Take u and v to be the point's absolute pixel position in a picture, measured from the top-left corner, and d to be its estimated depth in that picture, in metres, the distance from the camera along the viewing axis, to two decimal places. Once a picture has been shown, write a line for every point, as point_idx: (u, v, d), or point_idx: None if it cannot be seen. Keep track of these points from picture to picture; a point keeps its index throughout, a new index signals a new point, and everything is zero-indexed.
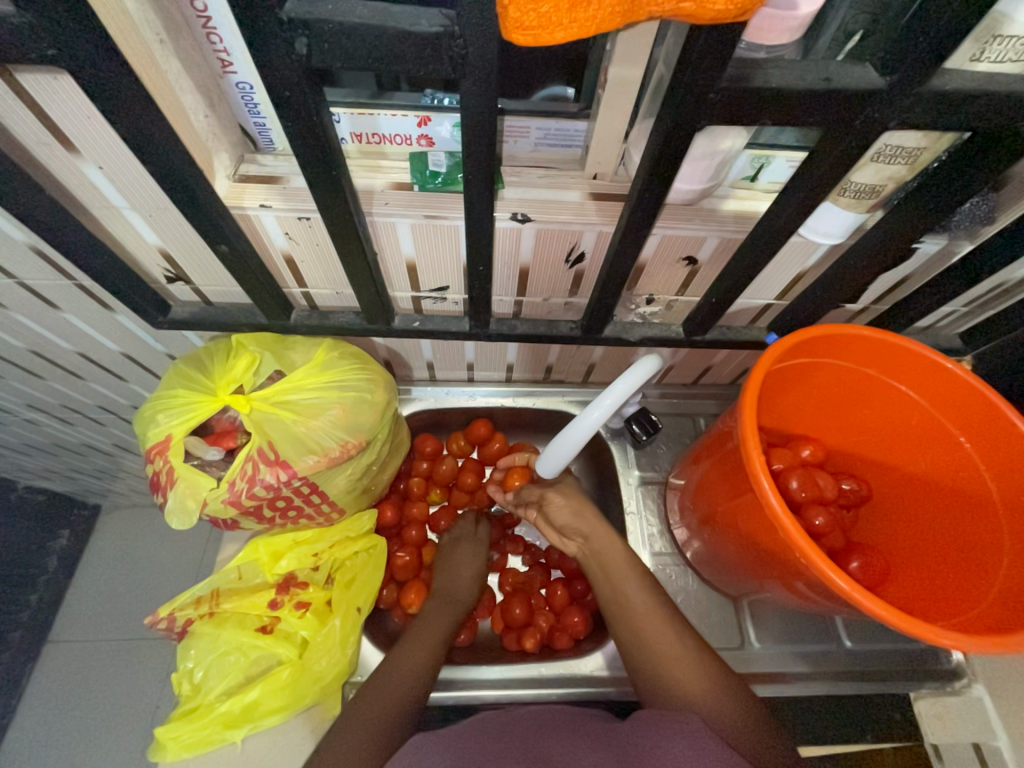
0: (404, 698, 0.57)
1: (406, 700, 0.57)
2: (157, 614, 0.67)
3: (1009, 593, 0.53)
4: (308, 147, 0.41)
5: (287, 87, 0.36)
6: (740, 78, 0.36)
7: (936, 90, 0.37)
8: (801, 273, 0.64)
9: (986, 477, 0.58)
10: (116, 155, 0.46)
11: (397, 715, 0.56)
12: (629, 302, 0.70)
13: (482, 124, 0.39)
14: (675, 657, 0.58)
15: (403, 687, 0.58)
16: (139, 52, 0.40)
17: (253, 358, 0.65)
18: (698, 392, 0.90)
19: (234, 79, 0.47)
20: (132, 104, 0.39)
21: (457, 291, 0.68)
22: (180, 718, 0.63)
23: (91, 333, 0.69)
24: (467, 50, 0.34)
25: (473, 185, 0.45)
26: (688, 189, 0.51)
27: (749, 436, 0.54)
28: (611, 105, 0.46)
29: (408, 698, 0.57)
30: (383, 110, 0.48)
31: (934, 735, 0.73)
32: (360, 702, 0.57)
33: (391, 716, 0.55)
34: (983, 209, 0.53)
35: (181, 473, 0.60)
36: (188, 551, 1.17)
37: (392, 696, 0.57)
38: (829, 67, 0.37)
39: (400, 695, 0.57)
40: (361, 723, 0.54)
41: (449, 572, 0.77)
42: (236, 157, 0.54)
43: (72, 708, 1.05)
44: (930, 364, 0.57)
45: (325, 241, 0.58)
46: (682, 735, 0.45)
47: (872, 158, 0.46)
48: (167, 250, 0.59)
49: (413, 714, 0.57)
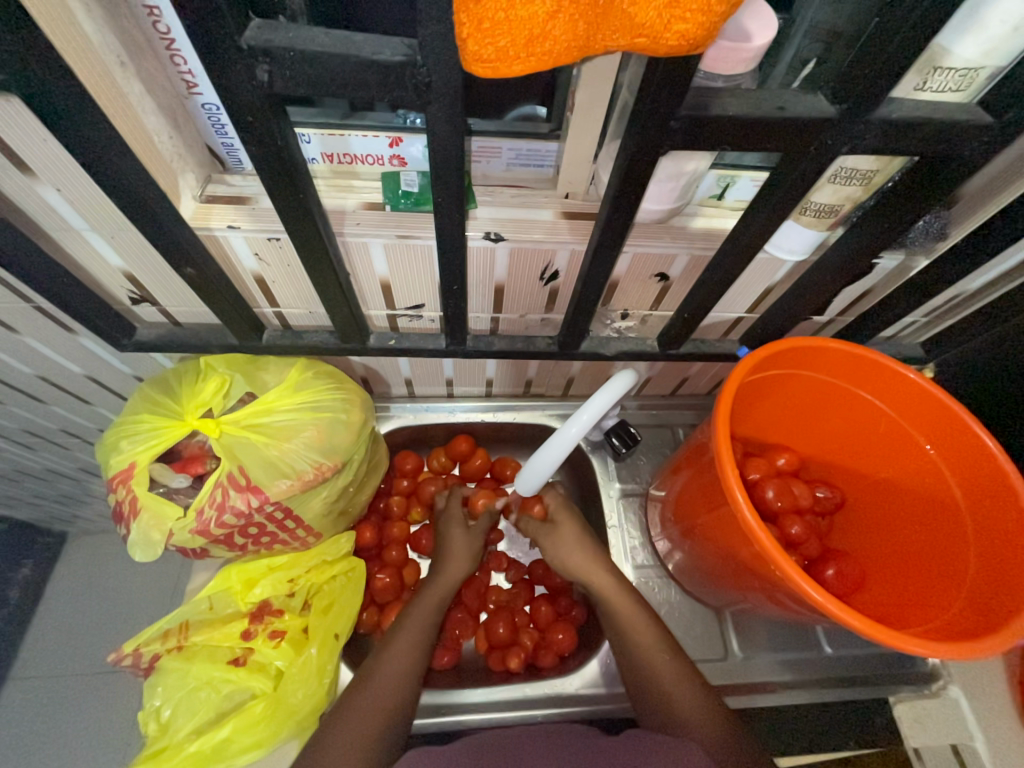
0: (386, 716, 0.56)
1: (389, 718, 0.56)
2: (122, 650, 0.64)
3: (976, 598, 0.55)
4: (274, 170, 0.41)
5: (250, 112, 0.36)
6: (699, 106, 0.37)
7: (884, 118, 0.39)
8: (770, 287, 0.65)
9: (951, 482, 0.59)
10: (75, 178, 0.45)
11: (380, 736, 0.54)
12: (604, 317, 0.70)
13: (449, 148, 0.39)
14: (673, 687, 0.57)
15: (384, 703, 0.57)
16: (97, 75, 0.39)
17: (224, 380, 0.64)
18: (676, 403, 0.91)
19: (199, 100, 0.46)
20: (89, 129, 0.38)
21: (433, 309, 0.67)
22: (146, 760, 0.60)
23: (53, 356, 0.67)
24: (431, 77, 0.34)
25: (443, 206, 0.45)
26: (657, 209, 0.52)
27: (723, 450, 0.54)
28: (579, 128, 0.47)
29: (391, 716, 0.56)
30: (353, 131, 0.48)
31: (914, 739, 0.73)
32: (337, 723, 0.55)
33: (370, 738, 0.54)
34: (936, 226, 0.56)
35: (147, 502, 0.58)
36: (159, 578, 1.12)
37: (373, 715, 0.55)
38: (784, 95, 0.39)
39: (383, 713, 0.56)
40: (341, 749, 0.53)
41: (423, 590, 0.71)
42: (203, 176, 0.53)
43: (32, 750, 0.99)
44: (894, 374, 0.59)
45: (297, 261, 0.57)
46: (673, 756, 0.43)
47: (830, 179, 0.48)
48: (132, 272, 0.57)
49: (397, 732, 0.56)
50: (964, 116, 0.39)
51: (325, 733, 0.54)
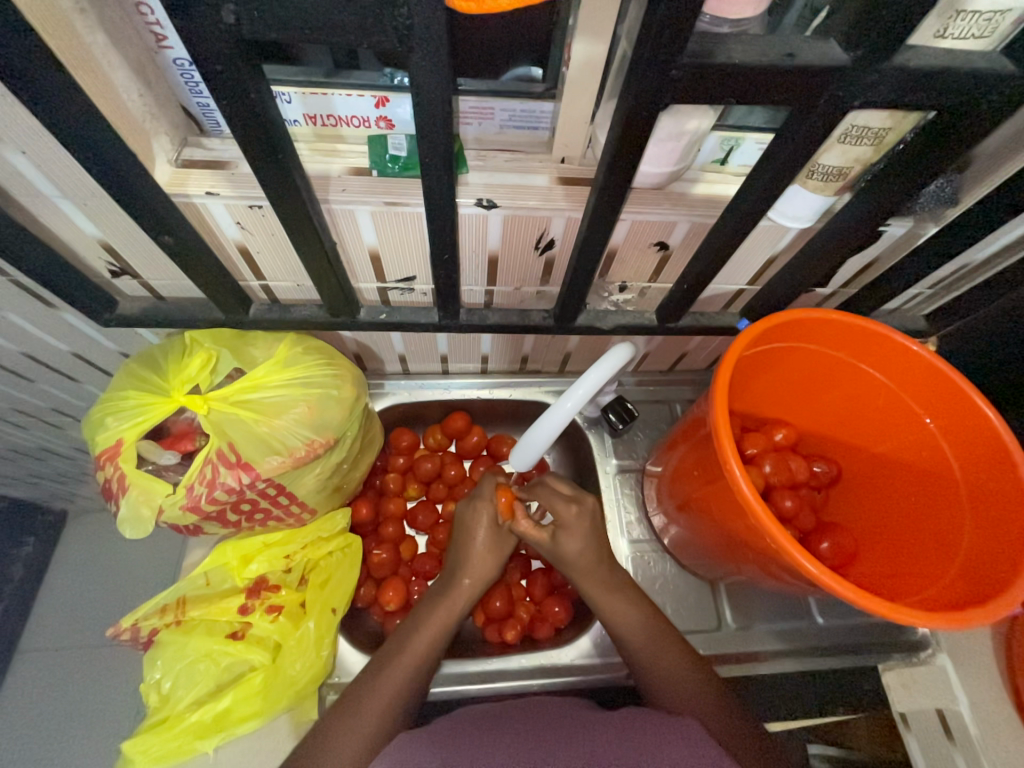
0: (401, 696, 0.58)
1: (402, 698, 0.58)
2: (120, 625, 0.64)
3: (969, 569, 0.55)
4: (248, 127, 0.38)
5: (218, 60, 0.33)
6: (703, 53, 0.35)
7: (899, 67, 0.36)
8: (772, 257, 0.63)
9: (948, 455, 0.59)
10: (40, 138, 0.42)
11: (394, 712, 0.57)
12: (601, 290, 0.69)
13: (435, 101, 0.36)
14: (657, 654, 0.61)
15: (397, 683, 0.58)
16: (54, 23, 0.36)
17: (210, 355, 0.63)
18: (673, 379, 0.90)
19: (170, 55, 0.43)
20: (47, 82, 0.35)
21: (425, 282, 0.65)
22: (148, 730, 0.61)
23: (35, 333, 0.65)
24: (412, 19, 0.31)
25: (430, 168, 0.42)
26: (655, 173, 0.50)
27: (721, 425, 0.54)
28: (576, 85, 0.44)
29: (403, 697, 0.58)
30: (337, 90, 0.45)
31: (901, 703, 0.75)
32: (353, 702, 0.57)
33: (386, 714, 0.56)
34: (948, 189, 0.54)
35: (135, 478, 0.57)
36: (160, 556, 1.13)
37: (386, 694, 0.57)
38: (794, 42, 0.36)
39: (397, 693, 0.58)
40: (358, 724, 0.55)
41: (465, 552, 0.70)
42: (178, 140, 0.50)
43: (44, 719, 1.02)
44: (896, 347, 0.58)
45: (281, 230, 0.55)
46: (680, 741, 0.46)
47: (839, 139, 0.46)
48: (108, 243, 0.55)
49: (412, 704, 0.59)
50: (984, 64, 0.37)
51: (342, 709, 0.56)
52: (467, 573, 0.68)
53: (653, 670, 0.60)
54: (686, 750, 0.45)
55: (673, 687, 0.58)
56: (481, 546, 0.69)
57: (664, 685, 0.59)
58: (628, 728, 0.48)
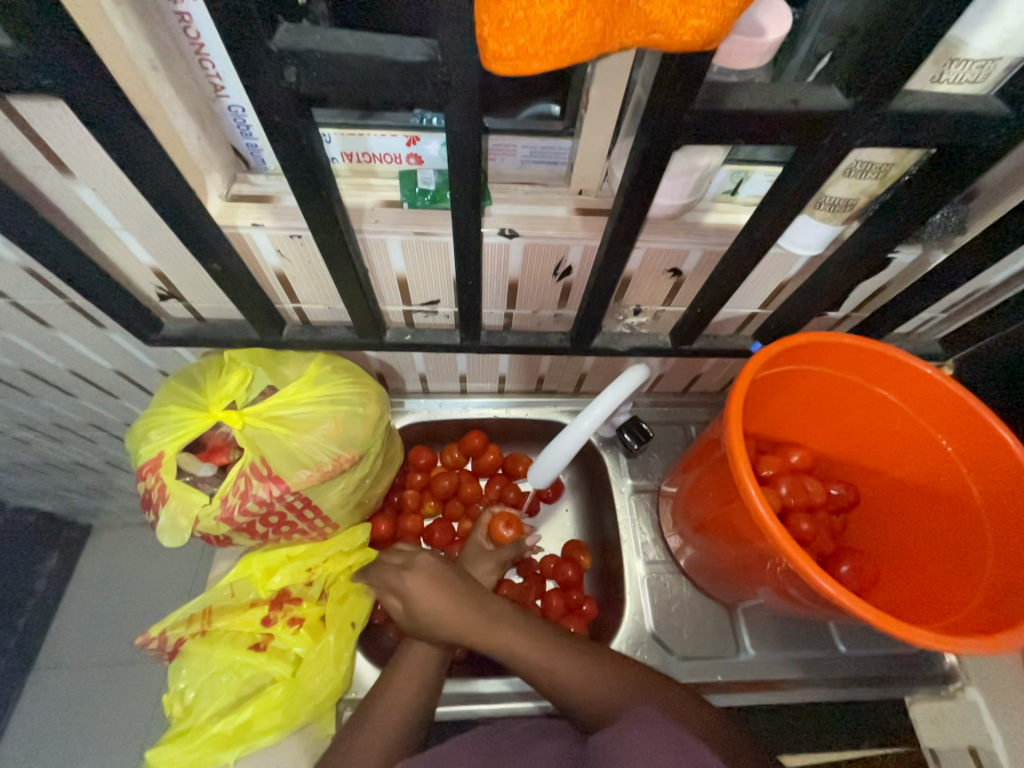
0: (409, 713, 0.59)
1: (408, 716, 0.58)
2: (149, 634, 0.66)
3: (994, 595, 0.54)
4: (298, 169, 0.42)
5: (277, 111, 0.37)
6: (712, 101, 0.38)
7: (897, 110, 0.39)
8: (784, 283, 0.65)
9: (967, 479, 0.59)
10: (110, 176, 0.47)
11: (401, 732, 0.57)
12: (617, 313, 0.71)
13: (466, 144, 0.40)
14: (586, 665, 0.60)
15: (403, 703, 0.59)
16: (134, 81, 0.41)
17: (246, 374, 0.66)
18: (688, 400, 0.91)
19: (226, 103, 0.48)
20: (123, 130, 0.40)
21: (448, 305, 0.69)
22: (172, 740, 0.62)
23: (84, 351, 0.70)
24: (450, 76, 0.35)
25: (460, 202, 0.46)
26: (670, 204, 0.53)
27: (735, 445, 0.55)
28: (594, 126, 0.48)
29: (409, 718, 0.58)
30: (374, 131, 0.49)
31: (932, 740, 0.73)
32: (362, 724, 0.58)
33: (395, 732, 0.57)
34: (954, 219, 0.56)
35: (175, 489, 0.60)
36: (181, 569, 1.15)
37: (393, 715, 0.58)
38: (797, 89, 0.39)
39: (405, 712, 0.59)
40: (368, 744, 0.56)
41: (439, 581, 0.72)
42: (228, 176, 0.55)
43: (61, 731, 1.03)
44: (909, 370, 0.59)
45: (317, 257, 0.59)
46: None
47: (844, 173, 0.48)
48: (160, 269, 0.60)
49: (420, 722, 0.59)
50: (980, 107, 0.39)
51: (354, 730, 0.58)
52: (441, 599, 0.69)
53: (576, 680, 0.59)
54: None
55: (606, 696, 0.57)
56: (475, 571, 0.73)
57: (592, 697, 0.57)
58: None
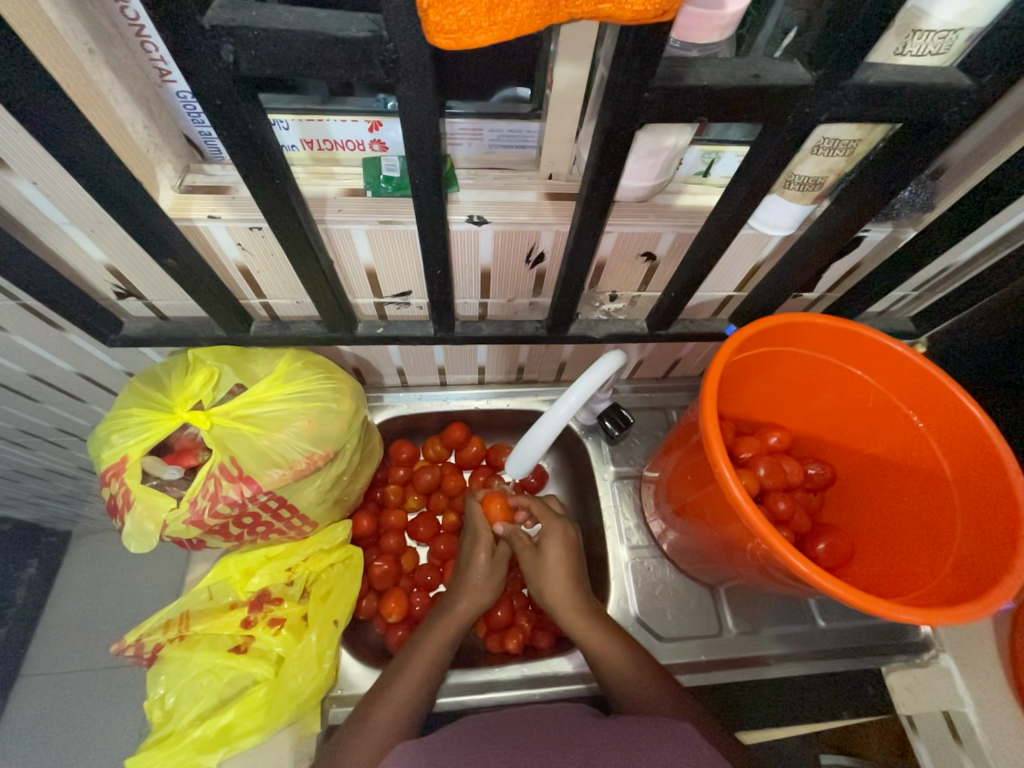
0: (409, 704, 0.59)
1: (409, 708, 0.59)
2: (124, 641, 0.65)
3: (962, 566, 0.55)
4: (247, 155, 0.40)
5: (218, 94, 0.35)
6: (673, 77, 0.37)
7: (860, 84, 0.38)
8: (758, 264, 0.65)
9: (938, 454, 0.60)
10: (50, 169, 0.44)
11: (401, 726, 0.57)
12: (592, 300, 0.70)
13: (422, 126, 0.38)
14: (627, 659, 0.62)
15: (404, 698, 0.59)
16: (68, 64, 0.39)
17: (212, 372, 0.64)
18: (669, 385, 0.91)
19: (173, 88, 0.45)
20: (56, 118, 0.38)
21: (420, 296, 0.67)
22: (152, 746, 0.61)
23: (43, 354, 0.67)
24: (398, 54, 0.33)
25: (422, 188, 0.44)
26: (638, 186, 0.52)
27: (710, 428, 0.55)
28: (559, 107, 0.46)
29: (411, 712, 0.58)
30: (332, 116, 0.47)
31: (906, 706, 0.75)
32: (361, 717, 0.57)
33: (395, 724, 0.57)
34: (922, 196, 0.56)
35: (138, 493, 0.58)
36: (163, 574, 1.13)
37: (393, 705, 0.58)
38: (759, 63, 0.38)
39: (406, 702, 0.59)
40: (367, 735, 0.56)
41: (467, 573, 0.72)
42: (181, 167, 0.52)
43: (45, 743, 1.01)
44: (880, 348, 0.59)
45: (280, 250, 0.57)
46: (679, 744, 0.46)
47: (812, 151, 0.48)
48: (114, 266, 0.57)
49: (418, 713, 0.59)
50: (942, 79, 0.39)
51: (353, 725, 0.57)
52: (467, 595, 0.70)
53: (617, 671, 0.61)
54: (683, 755, 0.46)
55: (638, 689, 0.59)
56: (481, 569, 0.72)
57: (630, 685, 0.59)
58: (627, 732, 0.49)
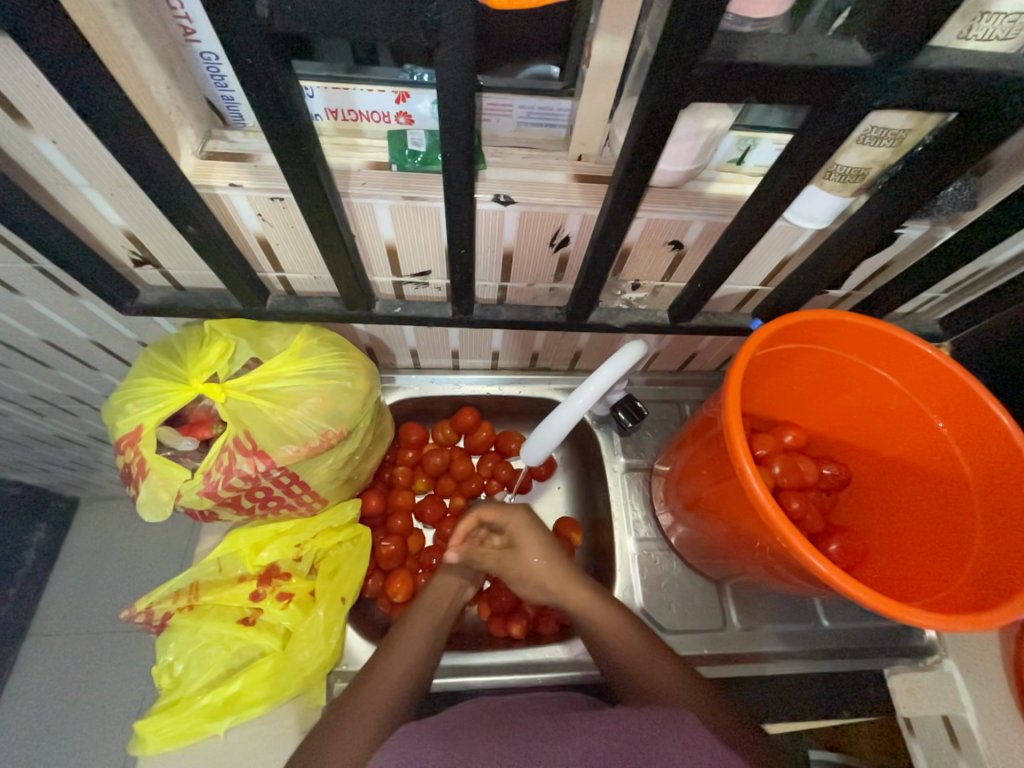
0: (401, 689, 0.57)
1: (399, 690, 0.56)
2: (134, 608, 0.66)
3: (981, 573, 0.55)
4: (277, 121, 0.39)
5: (250, 53, 0.34)
6: (726, 52, 0.35)
7: (922, 68, 0.36)
8: (786, 258, 0.63)
9: (960, 458, 0.59)
10: (71, 126, 0.43)
11: (393, 707, 0.55)
12: (614, 288, 0.69)
13: (458, 97, 0.37)
14: (632, 648, 0.61)
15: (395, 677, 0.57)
16: (93, 20, 0.37)
17: (228, 345, 0.64)
18: (683, 378, 0.90)
19: (197, 48, 0.43)
20: (79, 74, 0.36)
21: (440, 277, 0.66)
22: (160, 711, 0.62)
23: (57, 319, 0.66)
24: (440, 15, 0.32)
25: (452, 164, 0.43)
26: (672, 171, 0.50)
27: (732, 423, 0.54)
28: (596, 82, 0.44)
29: (404, 692, 0.56)
30: (359, 85, 0.45)
31: (906, 709, 0.74)
32: (352, 698, 0.56)
33: (387, 705, 0.55)
34: (966, 193, 0.54)
35: (155, 464, 0.58)
36: (170, 544, 1.15)
37: (386, 689, 0.56)
38: (816, 42, 0.36)
39: (397, 686, 0.57)
40: (358, 715, 0.54)
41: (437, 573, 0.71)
42: (203, 132, 0.51)
43: (54, 702, 1.03)
44: (909, 350, 0.58)
45: (301, 223, 0.56)
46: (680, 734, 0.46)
47: (858, 140, 0.46)
48: (132, 232, 0.56)
49: (411, 699, 0.57)
50: (1008, 65, 0.37)
51: (339, 712, 0.55)
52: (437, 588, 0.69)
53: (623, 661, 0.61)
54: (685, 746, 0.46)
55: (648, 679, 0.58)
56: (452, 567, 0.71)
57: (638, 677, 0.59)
58: (628, 721, 0.48)
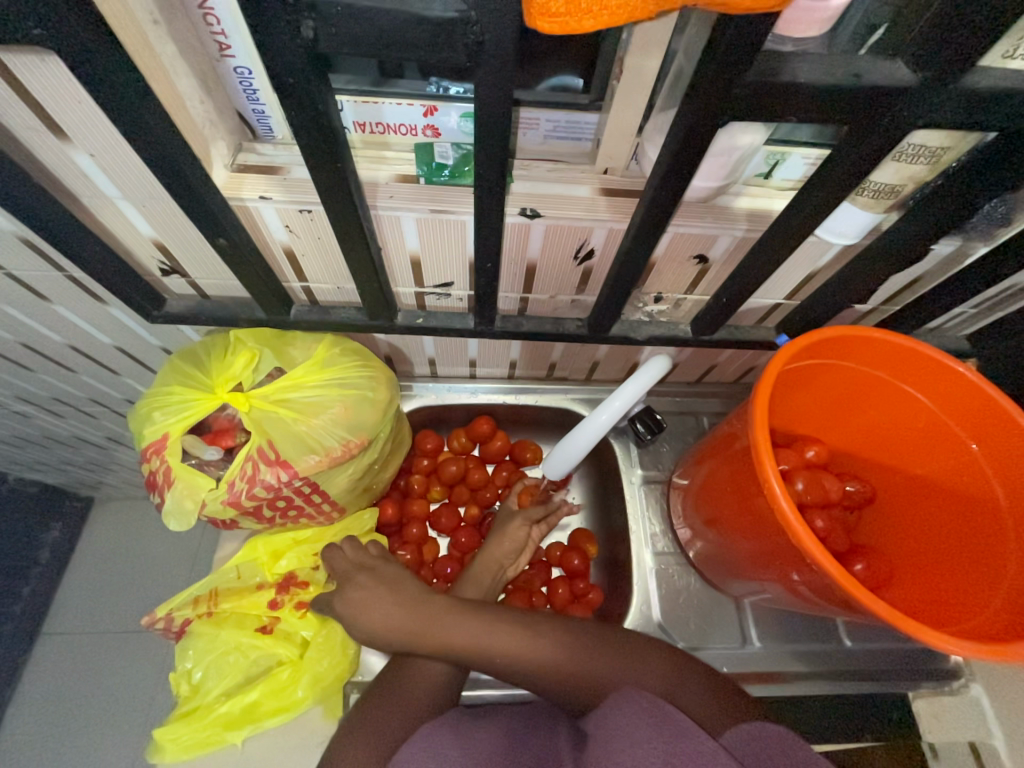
0: (426, 692, 0.57)
1: (423, 693, 0.57)
2: (155, 614, 0.66)
3: (1015, 599, 0.53)
4: (313, 137, 0.39)
5: (291, 72, 0.34)
6: (768, 72, 0.35)
7: (968, 87, 0.35)
8: (812, 273, 0.63)
9: (993, 480, 0.57)
10: (110, 141, 0.43)
11: (417, 710, 0.55)
12: (636, 300, 0.69)
13: (495, 115, 0.37)
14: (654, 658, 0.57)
15: (419, 680, 0.57)
16: (135, 38, 0.38)
17: (254, 354, 0.64)
18: (701, 390, 0.89)
19: (231, 64, 0.43)
20: (124, 92, 0.37)
21: (462, 288, 0.66)
22: (178, 719, 0.62)
23: (82, 325, 0.67)
24: (483, 37, 0.32)
25: (484, 180, 0.43)
26: (705, 187, 0.50)
27: (759, 440, 0.53)
28: (628, 98, 0.44)
29: (428, 697, 0.57)
30: (387, 99, 0.45)
31: (931, 734, 0.73)
32: (375, 698, 0.57)
33: (410, 708, 0.55)
34: (1000, 210, 0.52)
35: (181, 473, 0.59)
36: (183, 545, 1.16)
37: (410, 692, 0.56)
38: (858, 62, 0.36)
39: (420, 689, 0.57)
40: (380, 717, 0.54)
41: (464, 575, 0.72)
42: (234, 145, 0.51)
43: (66, 701, 1.04)
44: (940, 368, 0.56)
45: (328, 234, 0.56)
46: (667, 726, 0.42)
47: (894, 157, 0.45)
48: (162, 242, 0.57)
49: (435, 702, 0.57)
50: None
51: (362, 712, 0.56)
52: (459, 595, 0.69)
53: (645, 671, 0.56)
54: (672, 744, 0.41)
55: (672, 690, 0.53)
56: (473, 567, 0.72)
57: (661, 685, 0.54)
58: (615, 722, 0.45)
